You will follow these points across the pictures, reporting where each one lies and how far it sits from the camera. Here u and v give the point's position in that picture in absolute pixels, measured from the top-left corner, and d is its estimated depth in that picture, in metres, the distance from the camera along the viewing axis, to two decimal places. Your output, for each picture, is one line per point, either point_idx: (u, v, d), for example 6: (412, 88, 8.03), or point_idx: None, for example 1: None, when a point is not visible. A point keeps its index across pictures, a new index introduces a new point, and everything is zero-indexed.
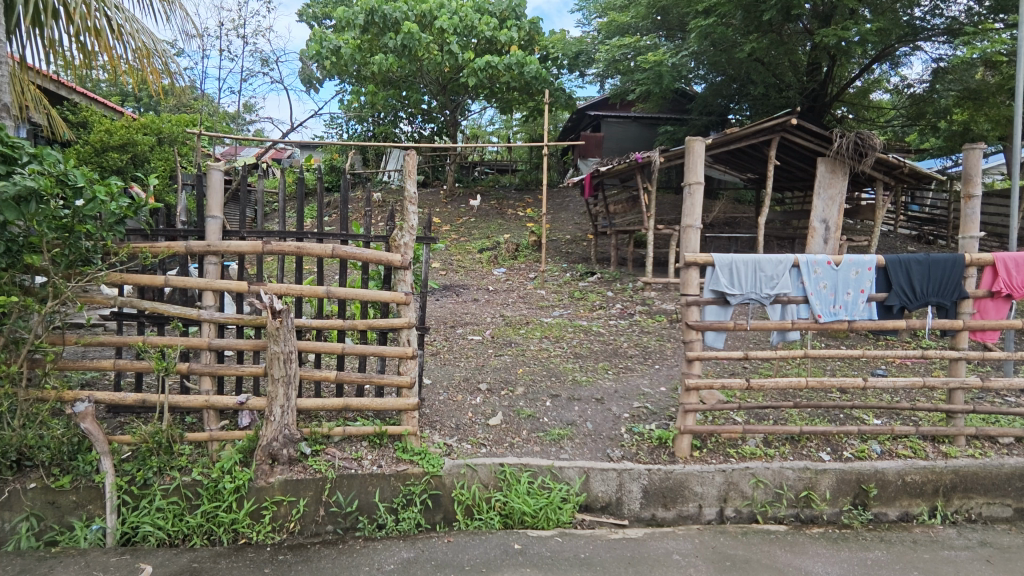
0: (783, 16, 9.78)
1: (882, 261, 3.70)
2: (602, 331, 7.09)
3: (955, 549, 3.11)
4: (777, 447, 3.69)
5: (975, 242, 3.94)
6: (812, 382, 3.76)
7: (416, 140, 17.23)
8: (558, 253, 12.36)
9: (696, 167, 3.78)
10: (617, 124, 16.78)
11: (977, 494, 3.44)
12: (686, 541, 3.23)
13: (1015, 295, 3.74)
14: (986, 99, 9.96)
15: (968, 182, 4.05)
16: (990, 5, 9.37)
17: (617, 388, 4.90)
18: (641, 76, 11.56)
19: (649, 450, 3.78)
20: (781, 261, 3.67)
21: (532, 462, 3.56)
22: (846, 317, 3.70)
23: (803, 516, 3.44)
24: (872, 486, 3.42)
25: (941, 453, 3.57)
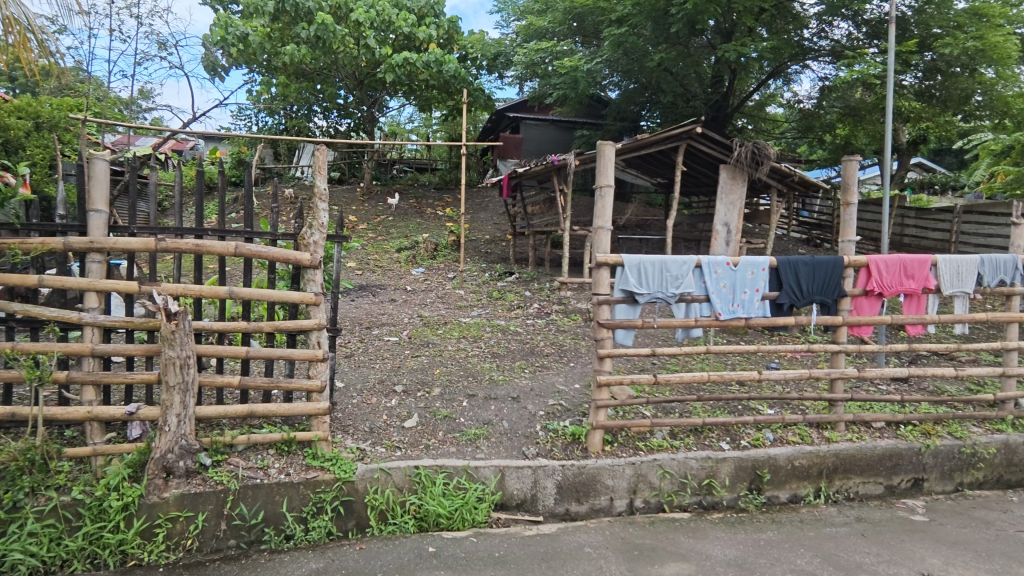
0: (689, 29, 10.33)
1: (773, 262, 3.98)
2: (519, 331, 7.16)
3: (836, 525, 3.41)
4: (682, 439, 3.88)
5: (852, 246, 4.32)
6: (713, 376, 3.98)
7: (331, 136, 16.66)
8: (477, 253, 12.37)
9: (607, 170, 3.90)
10: (535, 126, 17.03)
11: (854, 474, 3.78)
12: (597, 534, 3.33)
13: (885, 294, 4.14)
14: (864, 116, 11.00)
15: (846, 190, 4.45)
16: (867, 32, 10.35)
17: (533, 387, 4.97)
18: (558, 80, 11.83)
19: (563, 446, 3.85)
20: (686, 261, 3.87)
21: (448, 463, 3.53)
22: (743, 315, 3.96)
23: (705, 503, 3.64)
24: (765, 471, 3.68)
25: (825, 439, 3.89)
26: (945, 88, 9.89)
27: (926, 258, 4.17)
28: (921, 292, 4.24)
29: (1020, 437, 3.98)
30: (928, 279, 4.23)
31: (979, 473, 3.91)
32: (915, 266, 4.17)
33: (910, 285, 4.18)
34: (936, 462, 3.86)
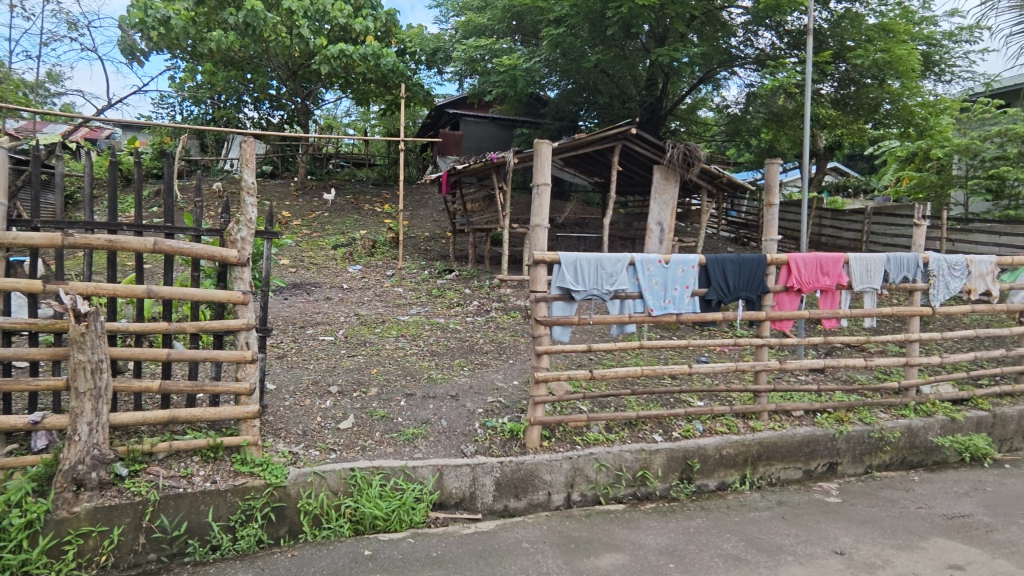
0: (624, 32, 10.57)
1: (702, 260, 4.14)
2: (459, 329, 7.13)
3: (759, 510, 3.59)
4: (617, 432, 3.98)
5: (774, 244, 4.55)
6: (646, 370, 4.10)
7: (262, 127, 15.99)
8: (416, 250, 12.21)
9: (544, 168, 3.93)
10: (475, 123, 16.98)
11: (776, 460, 3.99)
12: (535, 529, 3.36)
13: (803, 290, 4.40)
14: (786, 121, 11.59)
15: (769, 192, 4.68)
16: (788, 42, 10.92)
17: (472, 384, 4.96)
18: (497, 78, 11.87)
19: (502, 443, 3.86)
20: (619, 259, 3.96)
21: (385, 464, 3.47)
22: (674, 310, 4.10)
23: (639, 494, 3.74)
24: (695, 461, 3.83)
25: (750, 428, 4.09)
26: (857, 98, 10.60)
27: (840, 256, 4.45)
28: (836, 288, 4.52)
29: (921, 420, 4.33)
30: (842, 275, 4.51)
31: (886, 455, 4.22)
32: (830, 263, 4.44)
33: (826, 282, 4.45)
34: (849, 447, 4.13)
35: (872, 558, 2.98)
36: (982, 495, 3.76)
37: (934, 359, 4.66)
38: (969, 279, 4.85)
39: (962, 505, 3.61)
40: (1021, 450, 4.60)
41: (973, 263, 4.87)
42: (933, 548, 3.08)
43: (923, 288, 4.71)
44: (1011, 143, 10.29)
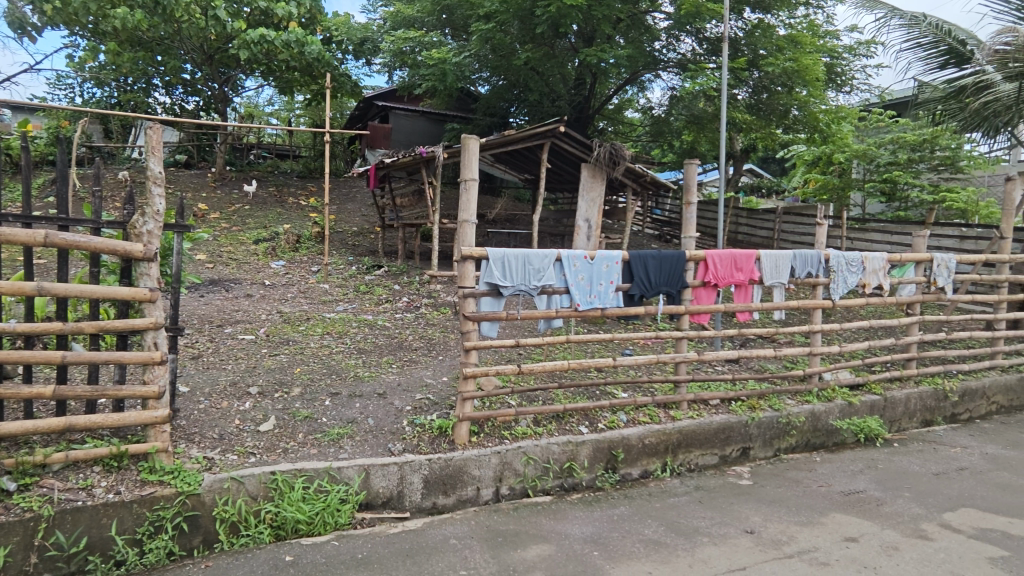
0: (553, 31, 10.69)
1: (626, 256, 4.28)
2: (387, 325, 7.00)
3: (678, 495, 3.75)
4: (545, 425, 4.05)
5: (692, 241, 4.76)
6: (573, 364, 4.18)
7: (175, 114, 15.03)
8: (344, 245, 11.87)
9: (471, 164, 3.92)
10: (405, 117, 16.67)
11: (694, 448, 4.19)
12: (462, 524, 3.36)
13: (718, 285, 4.63)
14: (706, 124, 12.10)
15: (687, 191, 4.89)
16: (707, 48, 11.39)
17: (400, 382, 4.88)
18: (426, 71, 11.75)
19: (430, 440, 3.83)
20: (546, 255, 4.02)
21: (308, 466, 3.36)
22: (599, 305, 4.21)
23: (566, 485, 3.82)
24: (620, 451, 3.95)
25: (670, 418, 4.27)
26: (769, 104, 11.20)
27: (752, 253, 4.72)
28: (749, 283, 4.79)
29: (822, 406, 4.67)
30: (754, 271, 4.78)
31: (792, 439, 4.52)
32: (743, 259, 4.70)
33: (740, 277, 4.70)
34: (760, 432, 4.40)
35: (778, 535, 3.18)
36: (874, 472, 4.11)
37: (834, 348, 5.03)
38: (865, 274, 5.27)
39: (857, 482, 3.93)
40: (908, 430, 5.06)
41: (868, 259, 5.29)
42: (832, 523, 3.33)
43: (824, 282, 5.06)
44: (902, 149, 11.51)
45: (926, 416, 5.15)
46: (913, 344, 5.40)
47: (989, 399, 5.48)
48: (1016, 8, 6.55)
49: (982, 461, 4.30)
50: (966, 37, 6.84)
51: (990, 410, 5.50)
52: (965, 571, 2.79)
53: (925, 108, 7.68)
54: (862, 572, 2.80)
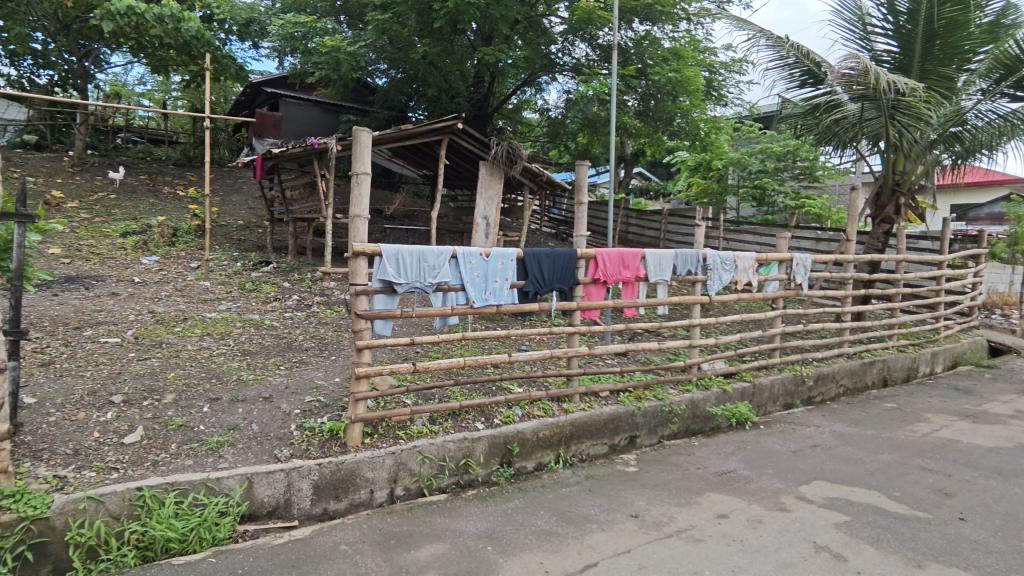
0: (451, 27, 10.61)
1: (520, 253, 4.36)
2: (275, 325, 6.61)
3: (569, 485, 3.88)
4: (441, 423, 4.02)
5: (583, 240, 4.93)
6: (469, 360, 4.19)
7: (23, 88, 13.26)
8: (227, 240, 11.08)
9: (364, 157, 3.79)
10: (295, 105, 15.83)
11: (586, 438, 4.35)
12: (354, 529, 3.25)
13: (607, 282, 4.84)
14: (599, 128, 12.54)
15: (578, 191, 5.06)
16: (600, 54, 11.84)
17: (288, 384, 4.63)
18: (319, 59, 11.38)
19: (320, 444, 3.66)
20: (441, 252, 3.99)
21: (182, 479, 3.09)
22: (494, 302, 4.25)
23: (462, 482, 3.82)
24: (515, 445, 4.01)
25: (563, 410, 4.40)
26: (656, 111, 11.81)
27: (638, 252, 4.98)
28: (635, 280, 5.05)
29: (700, 394, 5.03)
30: (640, 269, 5.04)
31: (674, 426, 4.83)
32: (630, 257, 4.95)
33: (627, 274, 4.94)
34: (646, 421, 4.65)
35: (659, 517, 3.38)
36: (744, 453, 4.49)
37: (711, 340, 5.44)
38: (737, 271, 5.73)
39: (729, 462, 4.29)
40: (772, 413, 5.58)
41: (739, 258, 5.77)
42: (707, 502, 3.60)
43: (702, 279, 5.45)
44: (769, 159, 12.79)
45: (787, 399, 5.72)
46: (777, 335, 5.96)
47: (838, 383, 6.18)
48: (860, 37, 7.42)
49: (831, 438, 4.85)
50: (820, 59, 7.54)
51: (839, 391, 6.21)
52: (816, 537, 3.13)
53: (787, 123, 8.50)
54: (731, 546, 3.05)
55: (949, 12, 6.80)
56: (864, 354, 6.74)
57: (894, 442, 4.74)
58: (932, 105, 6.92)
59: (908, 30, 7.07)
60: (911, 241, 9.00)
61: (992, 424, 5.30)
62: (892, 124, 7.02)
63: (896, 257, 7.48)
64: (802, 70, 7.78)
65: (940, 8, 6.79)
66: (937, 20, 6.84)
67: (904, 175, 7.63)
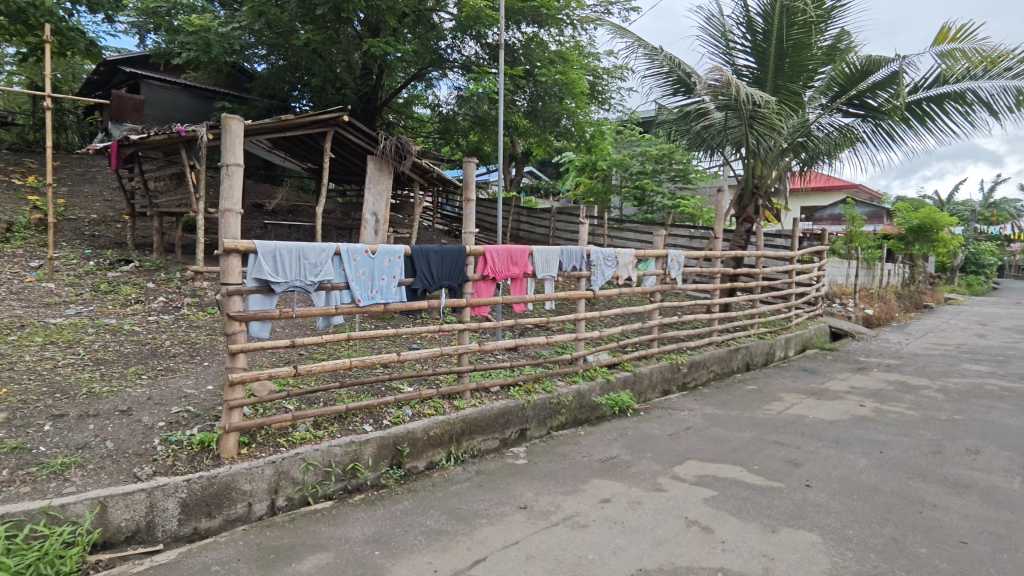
0: (335, 16, 10.20)
1: (408, 250, 4.28)
2: (135, 330, 5.98)
3: (459, 482, 3.88)
4: (325, 428, 3.85)
5: (472, 236, 4.94)
6: (355, 361, 4.03)
7: None
8: (77, 235, 9.85)
9: (235, 147, 3.53)
10: (159, 88, 14.41)
11: (476, 434, 4.37)
12: (228, 547, 3.02)
13: (496, 278, 4.90)
14: (489, 126, 12.60)
15: (466, 188, 5.08)
16: (488, 53, 11.88)
17: (150, 395, 4.21)
18: (186, 38, 10.44)
19: (188, 458, 3.36)
20: (323, 249, 3.81)
21: (16, 509, 2.72)
22: (381, 300, 4.15)
23: (349, 487, 3.69)
24: (405, 446, 3.93)
25: (454, 408, 4.39)
26: (545, 113, 12.02)
27: (526, 248, 5.07)
28: (523, 276, 5.16)
29: (586, 385, 5.25)
30: (528, 265, 5.15)
31: (562, 416, 4.99)
32: (518, 254, 5.03)
33: (514, 271, 5.03)
34: (535, 413, 4.76)
35: (547, 507, 3.48)
36: (625, 439, 4.75)
37: (595, 333, 5.68)
38: (618, 267, 6.03)
39: (612, 449, 4.51)
40: (652, 400, 5.94)
41: (620, 254, 6.07)
42: (591, 488, 3.76)
43: (586, 275, 5.69)
44: (648, 161, 13.69)
45: (664, 386, 6.12)
46: (655, 326, 6.36)
47: (708, 368, 6.72)
48: (723, 52, 8.09)
49: (702, 420, 5.26)
50: (690, 70, 8.15)
51: (709, 376, 6.76)
52: (687, 513, 3.38)
53: (663, 128, 9.08)
54: (613, 528, 3.21)
55: (795, 34, 7.50)
56: (730, 341, 7.37)
57: (754, 420, 5.25)
58: (783, 117, 7.71)
59: (764, 48, 7.76)
60: (768, 239, 9.99)
61: (832, 399, 6.03)
62: (751, 132, 7.79)
63: (756, 253, 8.26)
64: (675, 79, 8.34)
65: (788, 30, 7.47)
66: (786, 40, 7.53)
67: (762, 179, 8.42)
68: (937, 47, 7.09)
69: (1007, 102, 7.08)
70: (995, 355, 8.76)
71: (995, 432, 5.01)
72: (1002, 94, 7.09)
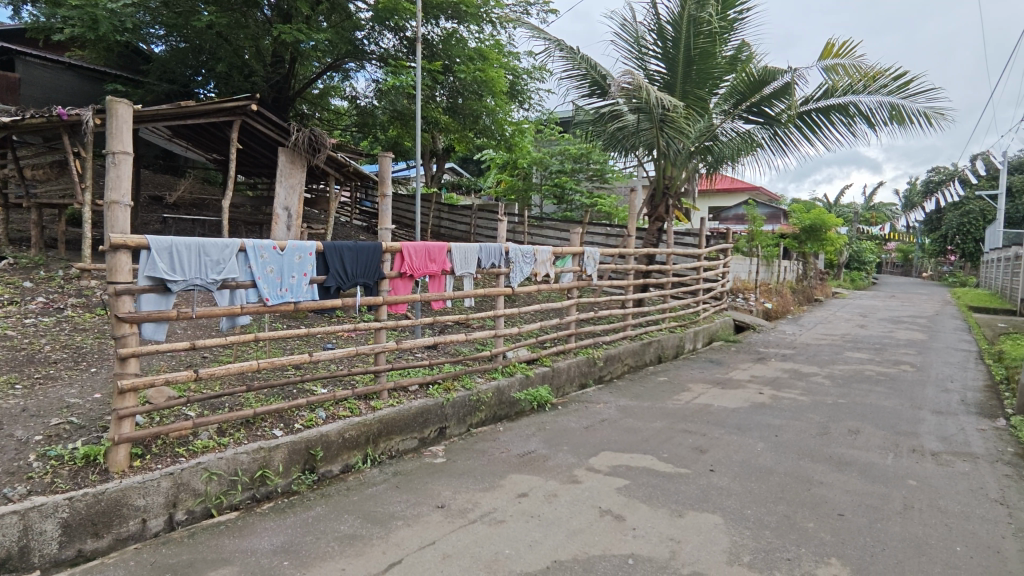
0: None
1: (320, 247, 4.11)
2: (9, 334, 5.38)
3: (375, 484, 3.79)
4: (230, 435, 3.64)
5: (387, 233, 4.83)
6: (263, 363, 3.83)
7: None
8: None
9: (122, 134, 3.24)
10: (39, 66, 13.02)
11: (394, 434, 4.28)
12: (118, 569, 2.78)
13: (414, 275, 4.83)
14: (408, 120, 12.37)
15: (381, 184, 4.96)
16: (407, 46, 11.66)
17: (26, 406, 3.80)
18: (69, 13, 9.63)
19: (70, 474, 3.05)
20: (226, 245, 3.59)
21: None
22: (291, 299, 3.97)
23: (257, 495, 3.50)
24: (318, 449, 3.79)
25: (371, 408, 4.28)
26: (464, 109, 11.99)
27: (444, 245, 5.03)
28: (442, 273, 5.12)
29: (505, 381, 5.28)
30: (446, 262, 5.11)
31: (481, 413, 5.00)
32: (436, 251, 4.98)
33: (433, 268, 4.98)
34: (454, 411, 4.73)
35: (464, 505, 3.47)
36: (542, 433, 4.83)
37: (514, 329, 5.73)
38: (536, 264, 6.11)
39: (530, 443, 4.58)
40: (569, 393, 6.08)
41: (538, 251, 6.16)
42: (509, 483, 3.79)
43: (505, 272, 5.71)
44: (568, 160, 13.98)
45: (582, 380, 6.28)
46: (572, 322, 6.50)
47: (622, 362, 6.97)
48: (636, 57, 8.38)
49: (616, 412, 5.44)
50: (605, 72, 8.40)
51: (623, 369, 7.00)
52: (601, 503, 3.48)
53: (580, 128, 9.30)
54: (529, 522, 3.25)
55: (701, 43, 7.90)
56: (643, 335, 7.68)
57: (665, 410, 5.49)
58: (690, 121, 8.12)
59: (673, 54, 8.12)
60: (678, 237, 10.48)
61: (734, 388, 6.43)
62: (661, 135, 8.17)
63: (667, 251, 8.65)
64: (591, 81, 8.55)
65: (694, 39, 7.87)
66: (693, 48, 7.91)
67: (671, 180, 8.85)
68: (823, 62, 7.72)
69: (883, 116, 7.83)
70: (873, 343, 9.69)
71: (873, 413, 5.54)
72: (878, 109, 7.83)
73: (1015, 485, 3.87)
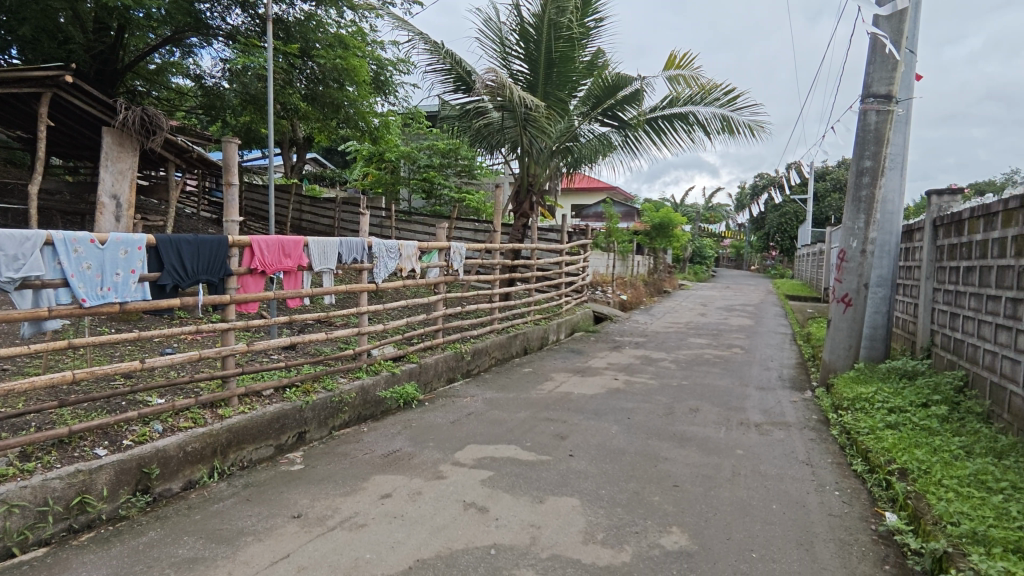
0: None
1: (151, 240, 3.68)
2: None
3: (222, 500, 3.47)
4: (38, 459, 3.12)
5: (235, 226, 4.43)
6: (81, 374, 3.32)
7: None
8: None
9: None
10: None
11: (245, 444, 3.95)
12: None
13: (267, 271, 4.49)
14: (262, 104, 11.00)
15: (227, 172, 4.54)
16: (259, 25, 10.82)
17: None
18: None
19: None
20: (28, 237, 3.07)
21: None
22: (116, 299, 3.50)
23: (75, 526, 3.04)
24: (153, 467, 3.39)
25: (218, 417, 3.92)
26: (324, 97, 11.38)
27: (300, 240, 4.73)
28: (298, 269, 4.80)
29: (370, 380, 5.12)
30: (302, 257, 4.80)
31: (344, 415, 4.79)
32: (290, 245, 4.66)
33: (287, 264, 4.65)
34: (314, 415, 4.49)
35: (323, 512, 3.31)
36: (408, 431, 4.75)
37: (379, 327, 5.56)
38: (401, 259, 5.99)
39: (395, 442, 4.48)
40: (436, 389, 6.04)
41: (403, 246, 6.03)
42: (372, 485, 3.68)
43: (368, 268, 5.51)
44: (436, 155, 13.89)
45: (449, 374, 6.28)
46: (439, 317, 6.49)
47: (490, 355, 7.09)
48: (500, 56, 8.54)
49: (482, 405, 5.52)
50: (470, 69, 8.45)
51: (491, 363, 7.12)
52: (465, 497, 3.50)
53: (446, 124, 9.27)
54: (392, 523, 3.18)
55: (562, 46, 8.19)
56: (510, 329, 7.87)
57: (529, 400, 5.68)
58: (552, 122, 8.40)
59: (535, 56, 8.36)
60: (542, 233, 10.88)
61: (593, 375, 6.84)
62: (525, 133, 8.40)
63: (531, 247, 8.93)
64: (455, 77, 8.54)
65: (556, 42, 8.15)
66: (554, 50, 8.19)
67: (535, 178, 9.13)
68: (666, 72, 8.43)
69: (716, 126, 8.71)
70: (711, 330, 10.82)
71: (710, 392, 6.18)
72: (712, 119, 8.69)
73: (817, 446, 4.53)
